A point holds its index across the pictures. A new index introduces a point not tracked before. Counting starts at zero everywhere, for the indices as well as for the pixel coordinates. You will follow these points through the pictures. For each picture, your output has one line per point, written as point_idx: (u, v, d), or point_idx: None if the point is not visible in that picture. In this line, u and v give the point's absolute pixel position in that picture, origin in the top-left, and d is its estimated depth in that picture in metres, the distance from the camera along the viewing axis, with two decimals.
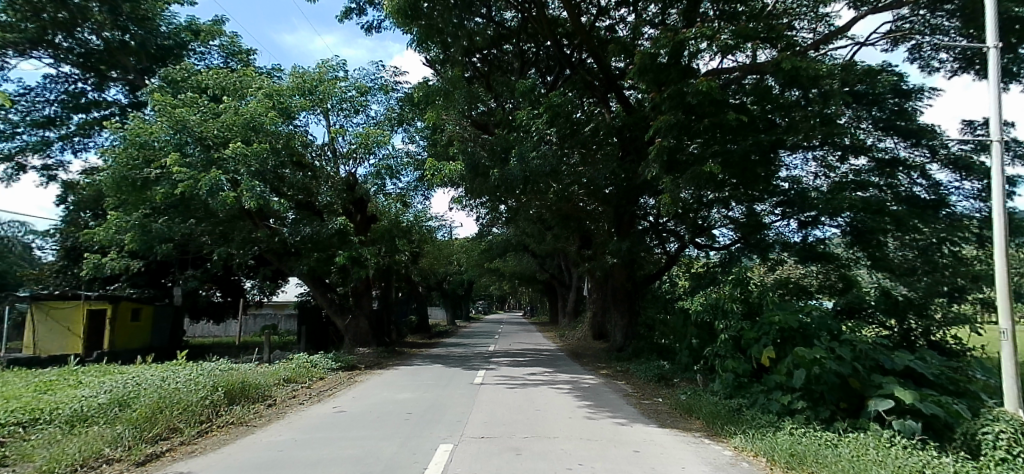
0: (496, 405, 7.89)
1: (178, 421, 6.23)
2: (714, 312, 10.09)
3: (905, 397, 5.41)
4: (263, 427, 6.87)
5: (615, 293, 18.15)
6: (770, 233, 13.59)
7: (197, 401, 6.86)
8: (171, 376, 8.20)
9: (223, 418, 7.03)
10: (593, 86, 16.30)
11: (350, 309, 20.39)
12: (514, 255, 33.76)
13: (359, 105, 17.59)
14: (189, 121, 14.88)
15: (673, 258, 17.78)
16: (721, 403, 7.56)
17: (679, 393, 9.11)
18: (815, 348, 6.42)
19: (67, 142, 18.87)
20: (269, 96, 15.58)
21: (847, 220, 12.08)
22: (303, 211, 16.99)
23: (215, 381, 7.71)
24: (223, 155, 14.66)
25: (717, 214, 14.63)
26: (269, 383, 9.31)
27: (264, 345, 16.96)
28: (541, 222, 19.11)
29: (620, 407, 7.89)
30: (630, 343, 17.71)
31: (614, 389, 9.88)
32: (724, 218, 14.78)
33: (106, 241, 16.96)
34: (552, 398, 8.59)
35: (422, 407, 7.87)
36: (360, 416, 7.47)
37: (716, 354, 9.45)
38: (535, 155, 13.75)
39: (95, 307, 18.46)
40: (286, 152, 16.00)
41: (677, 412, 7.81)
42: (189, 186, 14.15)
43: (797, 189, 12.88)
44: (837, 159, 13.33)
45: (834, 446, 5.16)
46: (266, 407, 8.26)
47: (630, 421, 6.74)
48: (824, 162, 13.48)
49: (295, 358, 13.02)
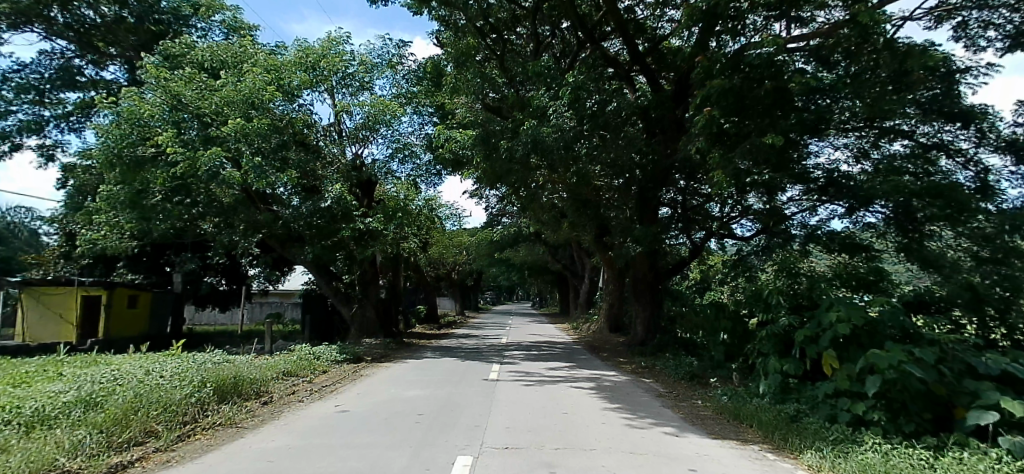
0: (517, 406, 7.04)
1: (156, 423, 5.39)
2: (757, 305, 9.15)
3: (1017, 409, 4.43)
4: (255, 429, 6.02)
5: (636, 284, 17.08)
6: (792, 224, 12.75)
7: (181, 399, 6.02)
8: (157, 370, 7.39)
9: (210, 419, 6.18)
10: (611, 65, 15.03)
11: (356, 298, 19.66)
12: (526, 244, 32.96)
13: (365, 82, 16.51)
14: (186, 95, 14.05)
15: (696, 251, 16.58)
16: (775, 409, 6.63)
17: (720, 394, 8.19)
18: (894, 349, 5.44)
19: (64, 122, 18.13)
20: (270, 71, 14.69)
21: (884, 211, 11.04)
22: (308, 192, 16.14)
23: (203, 375, 6.88)
24: (223, 133, 13.93)
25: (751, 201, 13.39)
26: (265, 378, 8.50)
27: (266, 334, 16.23)
28: (557, 209, 18.19)
29: (658, 412, 6.98)
30: (652, 337, 16.80)
31: (643, 389, 8.99)
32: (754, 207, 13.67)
33: (102, 225, 16.27)
34: (579, 398, 7.72)
35: (434, 408, 7.01)
36: (365, 418, 6.63)
37: (760, 351, 8.51)
38: (555, 135, 12.80)
39: (91, 293, 17.77)
40: (289, 133, 15.07)
41: (723, 417, 6.89)
42: (187, 164, 13.56)
43: (831, 173, 11.80)
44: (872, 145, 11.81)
45: (937, 469, 4.22)
46: (260, 404, 7.42)
47: (674, 431, 5.85)
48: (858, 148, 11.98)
49: (297, 350, 12.25)
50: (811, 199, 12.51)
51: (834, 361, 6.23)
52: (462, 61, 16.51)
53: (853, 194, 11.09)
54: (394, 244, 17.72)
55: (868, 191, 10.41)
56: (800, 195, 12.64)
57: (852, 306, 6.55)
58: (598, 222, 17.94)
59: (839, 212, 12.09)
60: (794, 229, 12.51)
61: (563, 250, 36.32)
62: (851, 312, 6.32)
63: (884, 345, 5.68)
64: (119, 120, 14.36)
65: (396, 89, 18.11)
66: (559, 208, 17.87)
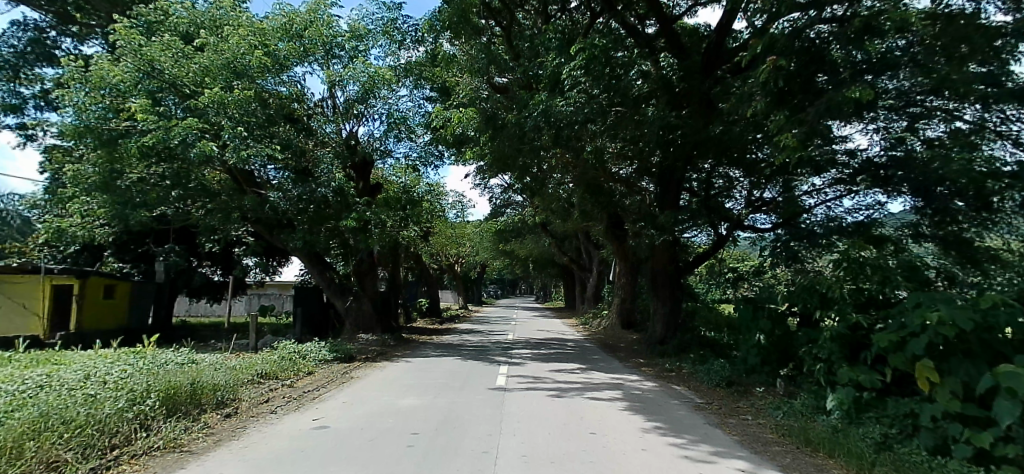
0: (531, 423, 5.82)
1: (64, 451, 4.10)
2: (812, 301, 7.81)
3: None
4: (202, 456, 4.75)
5: (655, 278, 15.59)
6: (816, 214, 11.62)
7: (106, 417, 4.69)
8: (98, 374, 6.12)
9: (146, 441, 4.91)
10: (630, 35, 13.29)
11: (351, 290, 18.31)
12: (533, 234, 31.82)
13: (358, 52, 15.19)
14: (162, 62, 12.54)
15: (720, 242, 14.88)
16: (857, 433, 5.33)
17: (775, 410, 6.89)
18: None
19: (41, 101, 16.68)
20: (253, 34, 13.31)
21: (916, 203, 9.60)
22: (297, 172, 14.98)
23: (148, 383, 5.62)
24: (200, 103, 12.59)
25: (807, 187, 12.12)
26: (232, 382, 7.25)
27: (252, 326, 14.95)
28: (568, 195, 16.88)
29: (706, 433, 5.70)
30: (674, 337, 15.34)
31: (677, 399, 7.72)
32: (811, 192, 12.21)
33: (73, 210, 14.97)
34: (608, 412, 6.47)
35: (431, 425, 5.78)
36: (344, 439, 5.37)
37: (819, 357, 7.19)
38: (567, 108, 11.49)
39: (60, 282, 16.40)
40: (275, 109, 13.74)
41: (788, 441, 5.61)
42: (159, 135, 12.13)
43: (865, 159, 10.31)
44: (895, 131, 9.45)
45: None
46: (221, 418, 6.13)
47: (750, 467, 4.54)
48: (888, 134, 9.61)
49: (281, 347, 11.01)
50: (841, 188, 11.45)
51: (934, 374, 4.88)
52: (466, 34, 15.18)
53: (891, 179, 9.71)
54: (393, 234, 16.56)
55: (917, 173, 9.00)
56: (827, 182, 11.75)
57: (954, 304, 5.19)
58: (610, 210, 16.70)
59: (862, 202, 10.98)
60: (810, 222, 11.58)
61: (568, 242, 35.07)
62: (959, 312, 4.94)
63: (1015, 359, 4.38)
64: (87, 92, 12.96)
65: (392, 60, 16.54)
66: (570, 194, 16.60)
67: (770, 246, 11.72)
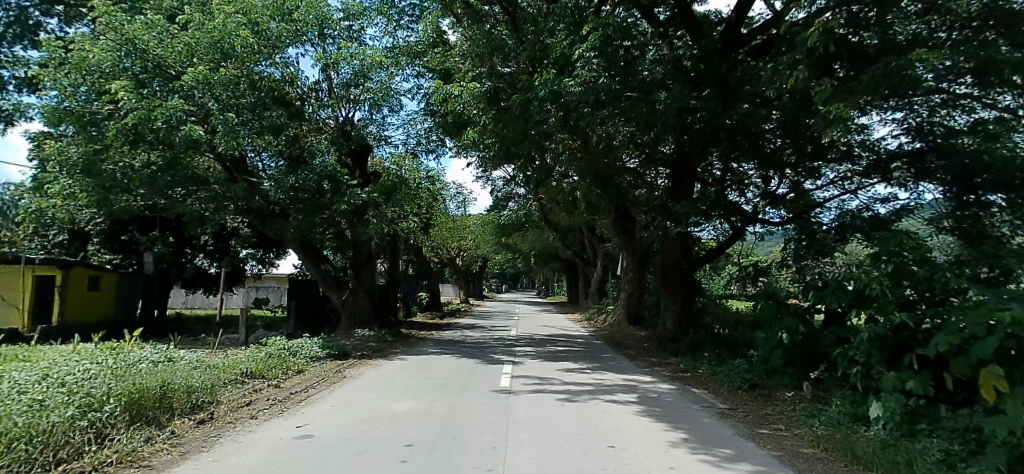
0: (540, 433, 5.19)
1: None
2: (845, 299, 7.18)
3: None
4: (163, 471, 4.11)
5: (666, 272, 14.91)
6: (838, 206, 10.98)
7: (49, 427, 4.03)
8: (56, 374, 5.48)
9: (99, 455, 4.26)
10: (644, 17, 12.70)
11: (348, 283, 17.66)
12: (536, 227, 31.18)
13: (351, 35, 14.66)
14: (144, 39, 11.88)
15: (737, 234, 14.17)
16: (913, 449, 4.66)
17: (810, 419, 6.24)
18: None
19: (21, 83, 15.98)
20: (241, 11, 12.69)
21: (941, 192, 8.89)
22: (291, 160, 14.33)
23: (109, 386, 4.98)
24: (185, 82, 11.92)
25: (830, 176, 11.45)
26: (210, 383, 6.59)
27: (243, 319, 14.36)
28: (573, 185, 16.22)
29: (738, 446, 5.02)
30: (687, 334, 14.65)
31: (699, 404, 7.08)
32: (834, 182, 11.55)
33: (54, 196, 14.28)
34: (624, 419, 5.85)
35: (429, 435, 5.15)
36: (329, 450, 4.73)
37: (856, 360, 6.55)
38: (575, 89, 10.78)
39: (42, 272, 16.02)
40: (266, 92, 13.16)
41: (833, 456, 4.93)
42: (142, 116, 11.45)
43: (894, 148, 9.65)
44: (930, 117, 8.79)
45: None
46: (193, 426, 5.48)
47: None
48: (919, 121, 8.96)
49: (271, 344, 10.39)
50: (866, 177, 10.75)
51: (1003, 383, 4.26)
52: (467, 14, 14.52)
53: (922, 167, 9.00)
54: (392, 224, 16.00)
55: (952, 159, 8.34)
56: (846, 173, 11.12)
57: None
58: (617, 202, 16.08)
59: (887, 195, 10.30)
60: (821, 217, 12.11)
61: (572, 237, 34.48)
62: None
63: None
64: (65, 71, 12.23)
65: (390, 41, 15.82)
66: (576, 184, 15.95)
67: (792, 239, 11.05)
